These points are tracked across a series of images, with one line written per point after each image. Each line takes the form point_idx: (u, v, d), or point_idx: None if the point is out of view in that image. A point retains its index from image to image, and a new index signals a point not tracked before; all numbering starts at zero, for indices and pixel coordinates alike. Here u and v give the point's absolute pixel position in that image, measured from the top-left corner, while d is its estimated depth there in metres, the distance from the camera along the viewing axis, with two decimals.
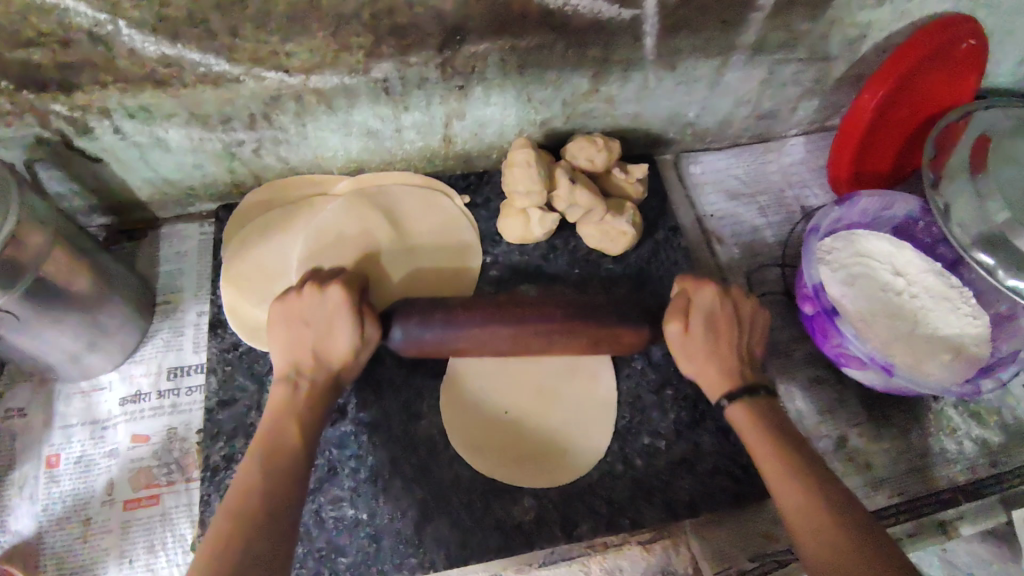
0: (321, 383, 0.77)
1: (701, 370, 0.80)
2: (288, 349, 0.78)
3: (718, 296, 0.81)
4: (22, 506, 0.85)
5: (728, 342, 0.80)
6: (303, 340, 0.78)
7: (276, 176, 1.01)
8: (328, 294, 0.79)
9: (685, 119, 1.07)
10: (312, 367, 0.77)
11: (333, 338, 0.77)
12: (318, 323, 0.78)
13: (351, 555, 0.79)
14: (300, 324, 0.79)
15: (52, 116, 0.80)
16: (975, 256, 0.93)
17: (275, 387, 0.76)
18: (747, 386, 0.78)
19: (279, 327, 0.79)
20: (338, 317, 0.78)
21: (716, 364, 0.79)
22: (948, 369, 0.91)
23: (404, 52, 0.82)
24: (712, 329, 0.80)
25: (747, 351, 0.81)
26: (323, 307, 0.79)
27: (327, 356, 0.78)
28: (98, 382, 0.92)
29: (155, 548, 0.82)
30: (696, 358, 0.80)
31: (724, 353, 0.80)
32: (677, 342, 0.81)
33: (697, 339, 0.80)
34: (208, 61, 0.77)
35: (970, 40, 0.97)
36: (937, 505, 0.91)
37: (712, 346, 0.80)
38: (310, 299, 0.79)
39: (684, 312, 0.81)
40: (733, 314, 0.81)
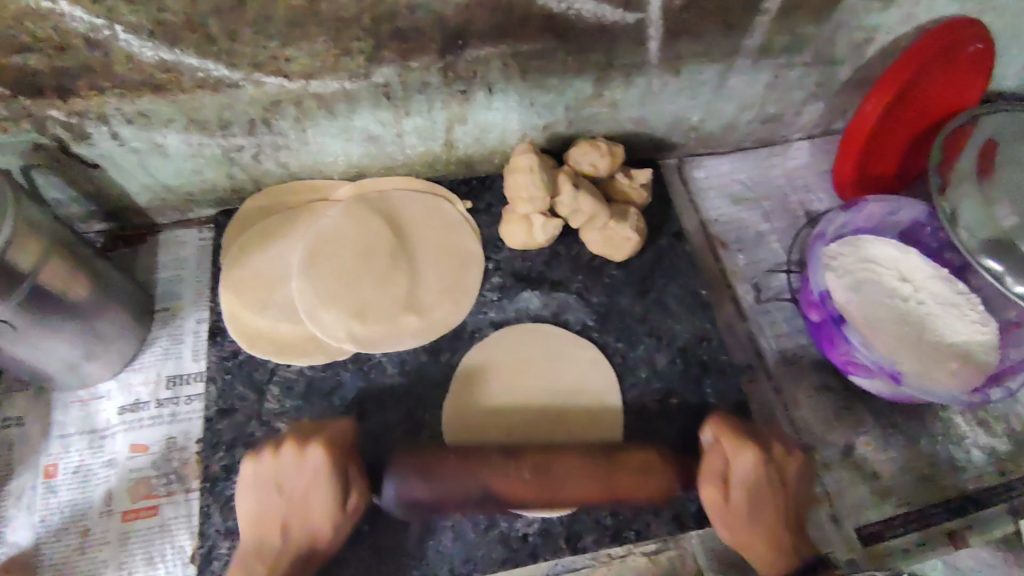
0: (290, 562, 0.73)
1: (737, 533, 0.78)
2: (259, 524, 0.74)
3: (759, 459, 0.78)
4: (19, 518, 0.84)
5: (771, 508, 0.78)
6: (275, 515, 0.74)
7: (276, 182, 1.00)
8: (306, 460, 0.75)
9: (689, 123, 1.06)
10: (276, 547, 0.73)
11: (309, 508, 0.74)
12: (296, 496, 0.74)
13: (353, 568, 0.78)
14: (277, 498, 0.75)
15: (50, 122, 0.79)
16: (983, 263, 0.92)
17: (235, 570, 0.73)
18: (803, 564, 0.77)
19: (246, 497, 0.75)
20: (312, 487, 0.74)
21: (766, 545, 0.77)
22: (956, 377, 0.90)
23: (405, 56, 0.81)
24: (755, 506, 0.78)
25: (795, 517, 0.79)
26: (300, 476, 0.75)
27: (305, 532, 0.74)
28: (96, 391, 0.91)
29: (154, 560, 0.81)
30: (742, 530, 0.77)
31: (768, 519, 0.78)
32: (719, 512, 0.78)
33: (741, 483, 0.78)
34: (207, 66, 0.77)
35: (977, 44, 0.95)
36: (946, 514, 0.89)
37: (758, 520, 0.77)
38: (287, 464, 0.75)
39: (722, 481, 0.78)
40: (776, 480, 0.78)
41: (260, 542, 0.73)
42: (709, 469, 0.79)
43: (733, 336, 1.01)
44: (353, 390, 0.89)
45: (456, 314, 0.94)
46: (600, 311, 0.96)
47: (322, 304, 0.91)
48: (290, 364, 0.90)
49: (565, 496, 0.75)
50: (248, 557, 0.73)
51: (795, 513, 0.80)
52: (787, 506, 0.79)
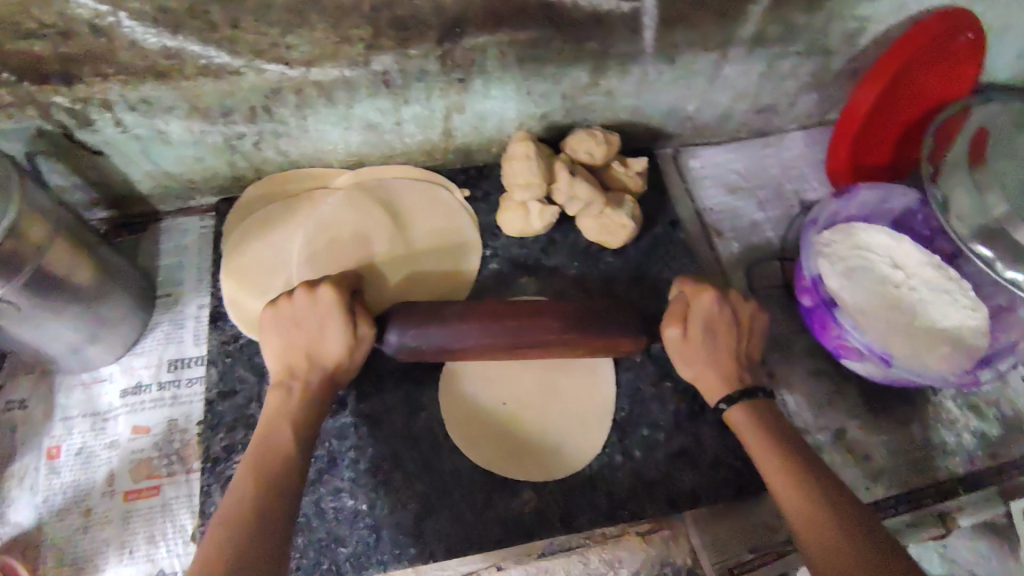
0: (317, 381, 0.77)
1: (695, 367, 0.81)
2: (283, 356, 0.78)
3: (716, 300, 0.81)
4: (22, 497, 0.85)
5: (726, 345, 0.81)
6: (297, 343, 0.77)
7: (277, 170, 1.01)
8: (317, 298, 0.78)
9: (684, 113, 1.07)
10: (303, 365, 0.77)
11: (325, 339, 0.77)
12: (310, 328, 0.78)
13: (352, 545, 0.79)
14: (296, 333, 0.78)
15: (54, 108, 0.81)
16: (974, 248, 0.93)
17: (271, 393, 0.76)
18: (744, 389, 0.79)
19: (270, 334, 0.79)
20: (328, 321, 0.78)
21: (717, 371, 0.80)
22: (947, 361, 0.91)
23: (404, 44, 0.82)
24: (713, 338, 0.81)
25: (745, 353, 0.82)
26: (312, 308, 0.78)
27: (321, 356, 0.78)
28: (98, 374, 0.93)
29: (155, 539, 0.83)
30: (699, 363, 0.81)
31: (723, 361, 0.81)
32: (676, 347, 0.81)
33: (700, 322, 0.80)
34: (209, 53, 0.78)
35: (968, 35, 0.97)
36: (937, 496, 0.91)
37: (714, 349, 0.80)
38: (303, 303, 0.78)
39: (684, 319, 0.81)
40: (732, 317, 0.81)
41: (285, 370, 0.77)
42: (671, 311, 0.82)
43: None
44: None
45: (452, 301, 0.96)
46: (596, 296, 0.98)
47: None
48: None
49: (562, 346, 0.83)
50: (277, 381, 0.77)
51: (743, 343, 0.82)
52: (737, 342, 0.82)
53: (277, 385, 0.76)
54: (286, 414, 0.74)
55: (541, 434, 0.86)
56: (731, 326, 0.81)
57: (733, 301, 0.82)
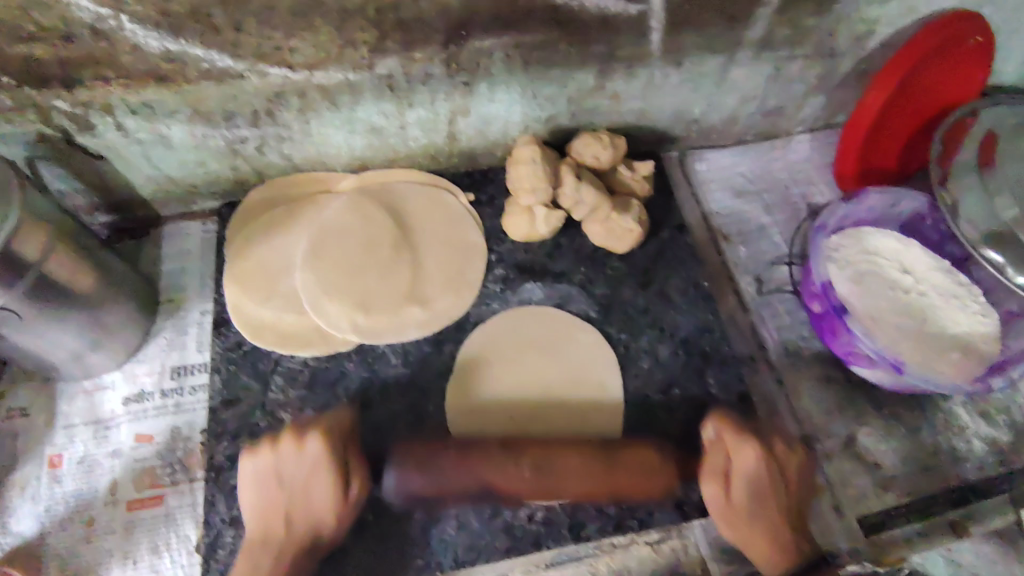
0: (295, 542, 0.74)
1: (742, 531, 0.78)
2: (262, 512, 0.76)
3: (759, 458, 0.79)
4: (24, 507, 0.84)
5: (776, 504, 0.78)
6: (278, 504, 0.75)
7: (280, 174, 1.00)
8: (305, 450, 0.77)
9: (690, 116, 1.06)
10: (284, 529, 0.74)
11: (310, 499, 0.75)
12: (296, 486, 0.76)
13: (357, 556, 0.78)
14: (277, 485, 0.76)
15: (55, 113, 0.80)
16: (984, 253, 0.93)
17: (242, 557, 0.74)
18: (807, 563, 0.77)
19: (249, 493, 0.77)
20: (314, 476, 0.76)
21: (766, 532, 0.77)
22: (958, 368, 0.90)
23: (409, 47, 0.81)
24: (758, 499, 0.78)
25: (796, 514, 0.79)
26: (300, 465, 0.76)
27: (306, 518, 0.75)
28: (101, 382, 0.92)
29: (159, 549, 0.82)
30: (737, 524, 0.78)
31: (769, 510, 0.78)
32: (720, 510, 0.78)
33: (740, 474, 0.79)
34: (211, 56, 0.77)
35: (977, 36, 0.96)
36: (948, 504, 0.90)
37: (753, 499, 0.78)
38: (288, 454, 0.77)
39: (722, 476, 0.79)
40: (777, 476, 0.79)
41: (265, 530, 0.75)
42: (710, 464, 0.80)
43: (736, 328, 1.01)
44: (356, 380, 0.89)
45: (460, 306, 0.94)
46: (603, 302, 0.97)
47: (326, 295, 0.91)
48: (293, 355, 0.90)
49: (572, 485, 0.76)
50: (252, 545, 0.74)
51: (796, 509, 0.80)
52: (788, 500, 0.79)
53: (252, 544, 0.74)
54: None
55: (549, 490, 0.76)
56: (780, 487, 0.79)
57: (775, 451, 0.81)
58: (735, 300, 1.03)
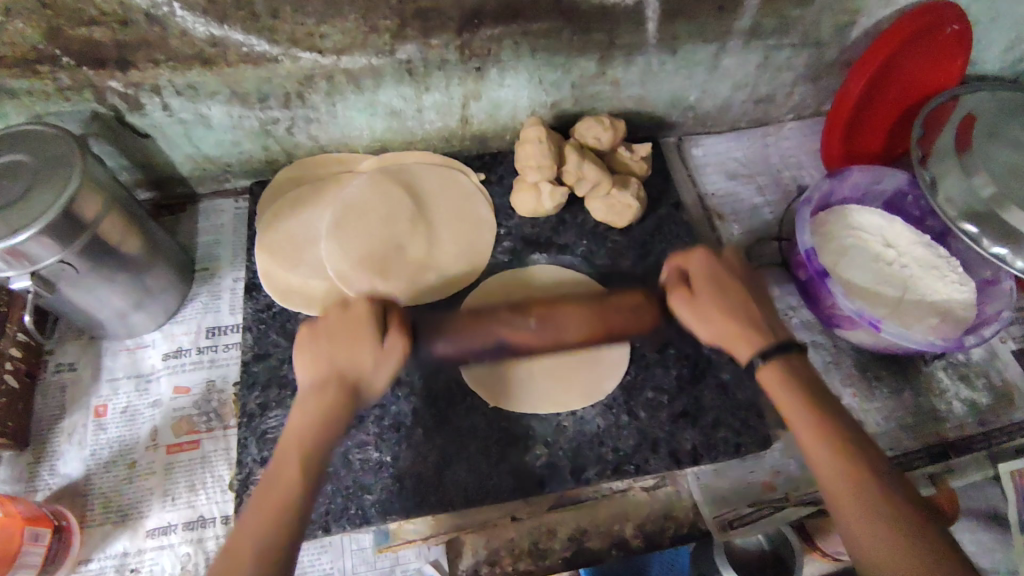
0: (344, 395, 0.73)
1: (714, 326, 0.80)
2: (310, 368, 0.75)
3: (708, 254, 0.84)
4: (72, 451, 0.92)
5: (732, 291, 0.81)
6: (330, 355, 0.75)
7: (307, 154, 1.09)
8: (355, 306, 0.79)
9: (686, 102, 1.14)
10: (331, 377, 0.73)
11: (357, 349, 0.75)
12: (341, 337, 0.76)
13: (375, 494, 0.85)
14: (321, 343, 0.76)
15: (109, 93, 0.89)
16: (960, 226, 0.99)
17: (294, 411, 0.72)
18: (778, 343, 0.77)
19: (303, 348, 0.76)
20: (363, 333, 0.76)
21: (735, 319, 0.79)
22: (936, 330, 0.96)
23: (427, 34, 0.90)
24: (719, 288, 0.81)
25: (760, 299, 0.81)
26: (346, 320, 0.78)
27: (354, 370, 0.74)
28: (142, 340, 1.00)
29: (195, 488, 0.89)
30: (708, 318, 0.80)
31: (739, 301, 0.80)
32: (683, 305, 0.82)
33: (701, 278, 0.82)
34: (250, 42, 0.86)
35: (954, 26, 1.02)
36: (927, 459, 0.96)
37: (716, 292, 0.81)
38: (338, 312, 0.78)
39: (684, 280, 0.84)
40: (729, 271, 0.83)
41: (312, 383, 0.74)
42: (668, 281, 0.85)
43: None
44: None
45: (472, 274, 1.02)
46: (604, 271, 1.04)
47: (348, 263, 0.99)
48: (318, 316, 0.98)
49: (571, 334, 0.87)
50: (300, 400, 0.73)
51: (759, 294, 0.82)
52: (751, 291, 0.82)
53: (302, 400, 0.72)
54: (318, 422, 0.71)
55: (555, 341, 0.86)
56: (733, 278, 0.83)
57: (725, 261, 0.84)
58: None
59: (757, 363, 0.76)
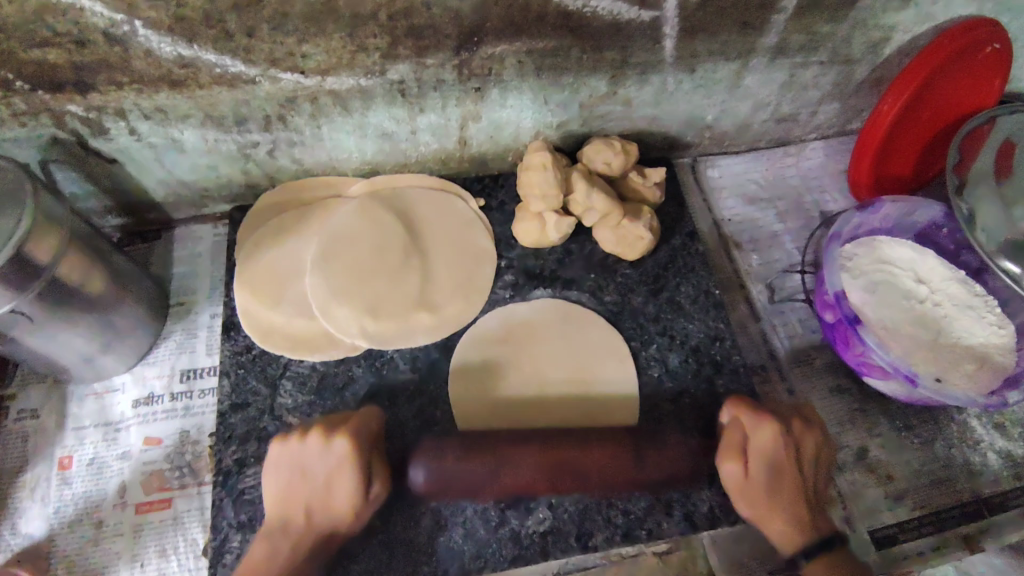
0: (311, 539, 0.75)
1: (752, 503, 0.78)
2: (284, 501, 0.76)
3: (778, 434, 0.79)
4: (33, 509, 0.84)
5: (790, 480, 0.78)
6: (302, 494, 0.76)
7: (292, 178, 1.01)
8: (333, 447, 0.77)
9: (703, 122, 1.05)
10: (301, 520, 0.75)
11: (330, 497, 0.75)
12: (319, 479, 0.76)
13: (362, 562, 0.78)
14: (301, 481, 0.76)
15: (68, 117, 0.80)
16: (1001, 264, 0.90)
17: (260, 542, 0.75)
18: (819, 539, 0.77)
19: (272, 476, 0.77)
20: (337, 476, 0.76)
21: (789, 517, 0.77)
22: (974, 380, 0.88)
23: (421, 53, 0.81)
24: (775, 478, 0.78)
25: (808, 489, 0.79)
26: (324, 463, 0.76)
27: (325, 519, 0.76)
28: (111, 384, 0.92)
29: (166, 553, 0.82)
30: (754, 503, 0.78)
31: (788, 493, 0.78)
32: (735, 484, 0.78)
33: (759, 456, 0.79)
34: (224, 62, 0.77)
35: (995, 44, 0.95)
36: (960, 518, 0.89)
37: (772, 481, 0.78)
38: (315, 450, 0.77)
39: (741, 454, 0.79)
40: (794, 452, 0.79)
41: (284, 519, 0.75)
42: (727, 442, 0.80)
43: (746, 335, 1.00)
44: (364, 386, 0.89)
45: (470, 313, 0.94)
46: (612, 309, 0.96)
47: (334, 300, 0.91)
48: (302, 360, 0.90)
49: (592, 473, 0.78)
50: (270, 531, 0.75)
51: (810, 482, 0.80)
52: (806, 484, 0.79)
53: (270, 532, 0.75)
54: (281, 564, 0.73)
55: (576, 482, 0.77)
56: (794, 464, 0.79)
57: (796, 435, 0.81)
58: (746, 309, 1.02)
59: (800, 564, 0.76)
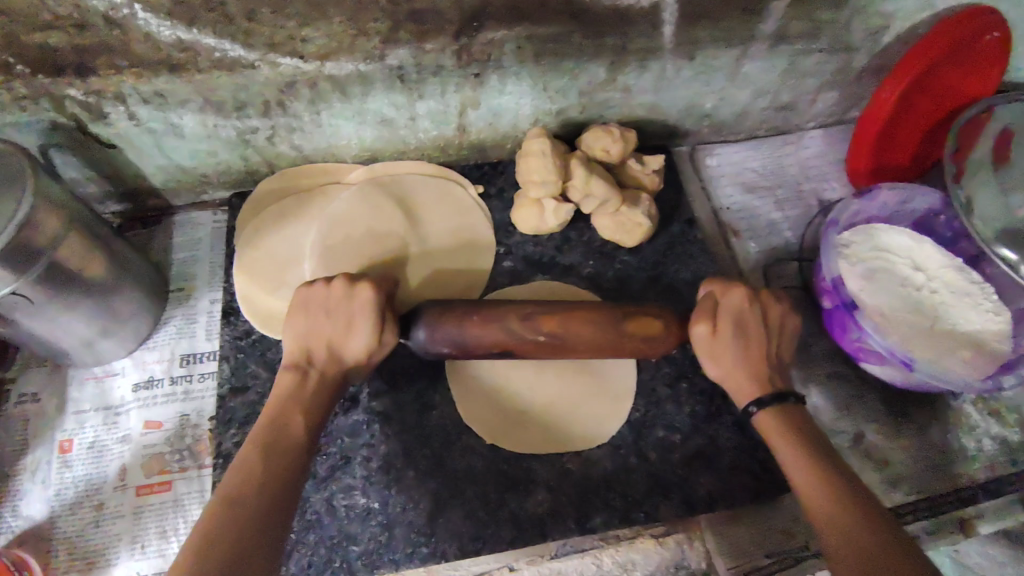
0: (334, 374, 0.75)
1: (719, 362, 0.76)
2: (304, 340, 0.76)
3: (747, 298, 0.77)
4: (35, 490, 0.85)
5: (756, 347, 0.76)
6: (324, 332, 0.76)
7: (291, 164, 1.01)
8: (358, 293, 0.77)
9: (702, 110, 1.05)
10: (325, 359, 0.75)
11: (351, 337, 0.75)
12: (339, 317, 0.76)
13: (362, 544, 0.79)
14: (321, 314, 0.76)
15: (67, 102, 0.79)
16: (999, 252, 0.90)
17: (284, 375, 0.74)
18: (776, 392, 0.75)
19: (295, 318, 0.77)
20: (360, 320, 0.76)
21: (745, 366, 0.76)
22: (970, 366, 0.89)
23: (420, 38, 0.81)
24: (742, 335, 0.76)
25: (773, 350, 0.78)
26: (345, 302, 0.76)
27: (343, 348, 0.76)
28: (111, 368, 0.92)
29: (167, 534, 0.83)
30: (715, 356, 0.77)
31: (753, 357, 0.76)
32: (702, 345, 0.77)
33: (728, 316, 0.77)
34: (224, 45, 0.77)
35: (993, 32, 0.95)
36: (956, 503, 0.89)
37: (742, 357, 0.76)
38: (338, 294, 0.77)
39: (711, 314, 0.77)
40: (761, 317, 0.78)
41: (303, 361, 0.75)
42: (698, 306, 0.78)
43: None
44: None
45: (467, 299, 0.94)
46: (611, 295, 0.96)
47: None
48: None
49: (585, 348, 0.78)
50: (290, 366, 0.74)
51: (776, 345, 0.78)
52: (770, 343, 0.78)
53: (290, 371, 0.74)
54: (302, 402, 0.72)
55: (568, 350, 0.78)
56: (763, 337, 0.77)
57: (765, 303, 0.78)
58: None
59: (752, 411, 0.75)
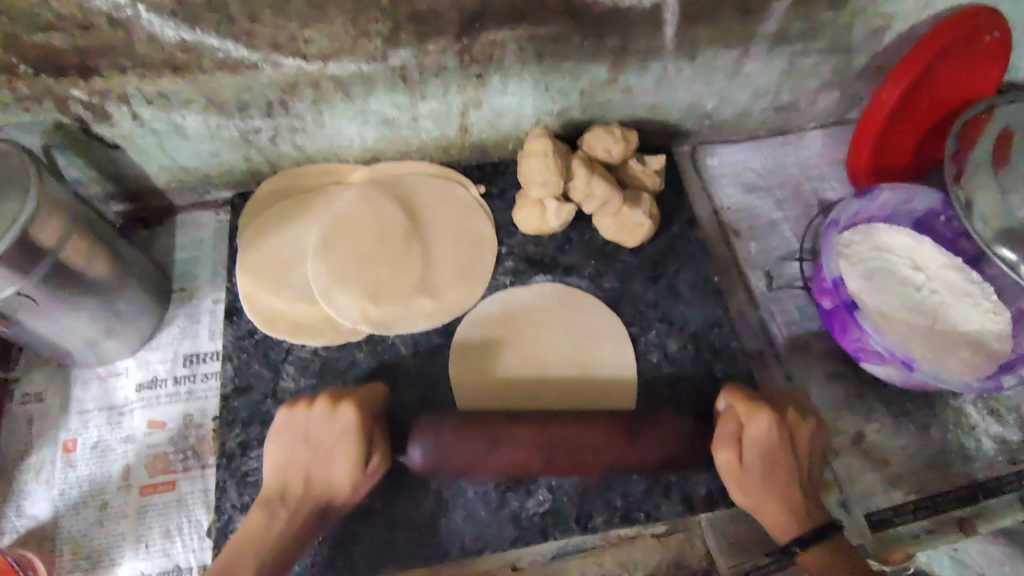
0: (308, 509, 0.75)
1: (746, 486, 0.77)
2: (283, 467, 0.77)
3: (772, 422, 0.77)
4: (39, 490, 0.85)
5: (784, 477, 0.77)
6: (302, 464, 0.77)
7: (293, 165, 1.01)
8: (338, 418, 0.76)
9: (703, 110, 1.06)
10: (300, 488, 0.76)
11: (328, 469, 0.75)
12: (321, 446, 0.76)
13: (365, 543, 0.79)
14: (306, 448, 0.77)
15: (71, 102, 0.80)
16: (997, 251, 0.91)
17: (257, 510, 0.74)
18: (814, 529, 0.75)
19: (279, 439, 0.78)
20: (340, 445, 0.75)
21: (782, 501, 0.77)
22: (969, 365, 0.89)
23: (422, 39, 0.81)
24: (769, 466, 0.77)
25: (802, 474, 0.78)
26: (327, 430, 0.76)
27: (323, 487, 0.76)
28: (114, 368, 0.93)
29: (171, 534, 0.83)
30: (746, 488, 0.77)
31: (782, 485, 0.77)
32: (731, 474, 0.77)
33: (752, 445, 0.77)
34: (226, 47, 0.77)
35: (994, 32, 0.95)
36: (955, 502, 0.90)
37: (769, 483, 0.77)
38: (320, 417, 0.77)
39: (736, 443, 0.78)
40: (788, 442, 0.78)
41: (279, 489, 0.76)
42: (721, 432, 0.79)
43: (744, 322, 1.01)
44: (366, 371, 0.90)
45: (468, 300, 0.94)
46: (611, 295, 0.97)
47: (337, 286, 0.91)
48: (304, 345, 0.91)
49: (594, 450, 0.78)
50: (266, 500, 0.75)
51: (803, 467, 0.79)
52: (799, 472, 0.78)
53: (265, 502, 0.75)
54: (269, 540, 0.72)
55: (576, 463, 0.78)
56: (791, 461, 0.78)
57: (787, 419, 0.79)
58: (745, 296, 1.03)
59: (795, 551, 0.75)
